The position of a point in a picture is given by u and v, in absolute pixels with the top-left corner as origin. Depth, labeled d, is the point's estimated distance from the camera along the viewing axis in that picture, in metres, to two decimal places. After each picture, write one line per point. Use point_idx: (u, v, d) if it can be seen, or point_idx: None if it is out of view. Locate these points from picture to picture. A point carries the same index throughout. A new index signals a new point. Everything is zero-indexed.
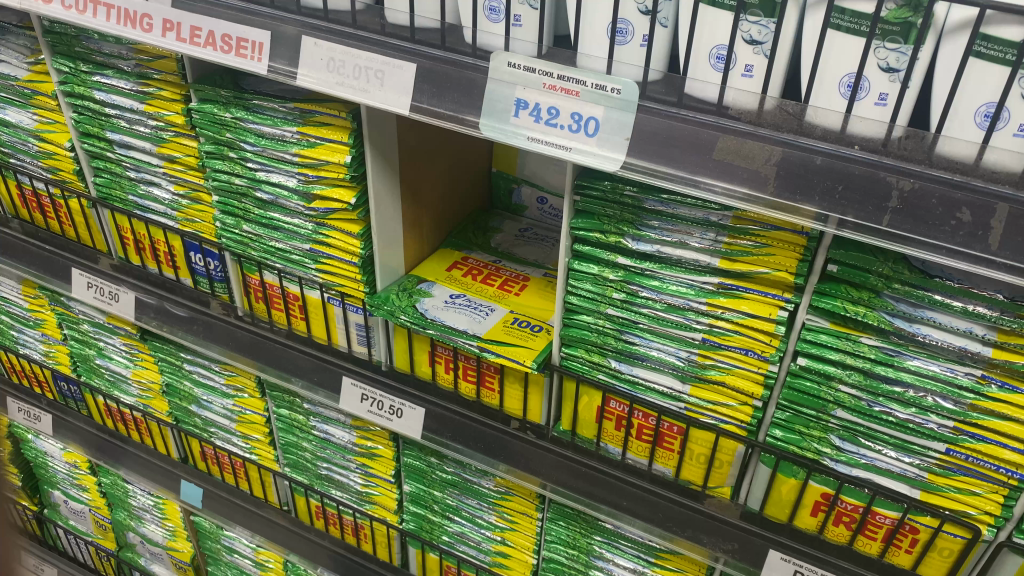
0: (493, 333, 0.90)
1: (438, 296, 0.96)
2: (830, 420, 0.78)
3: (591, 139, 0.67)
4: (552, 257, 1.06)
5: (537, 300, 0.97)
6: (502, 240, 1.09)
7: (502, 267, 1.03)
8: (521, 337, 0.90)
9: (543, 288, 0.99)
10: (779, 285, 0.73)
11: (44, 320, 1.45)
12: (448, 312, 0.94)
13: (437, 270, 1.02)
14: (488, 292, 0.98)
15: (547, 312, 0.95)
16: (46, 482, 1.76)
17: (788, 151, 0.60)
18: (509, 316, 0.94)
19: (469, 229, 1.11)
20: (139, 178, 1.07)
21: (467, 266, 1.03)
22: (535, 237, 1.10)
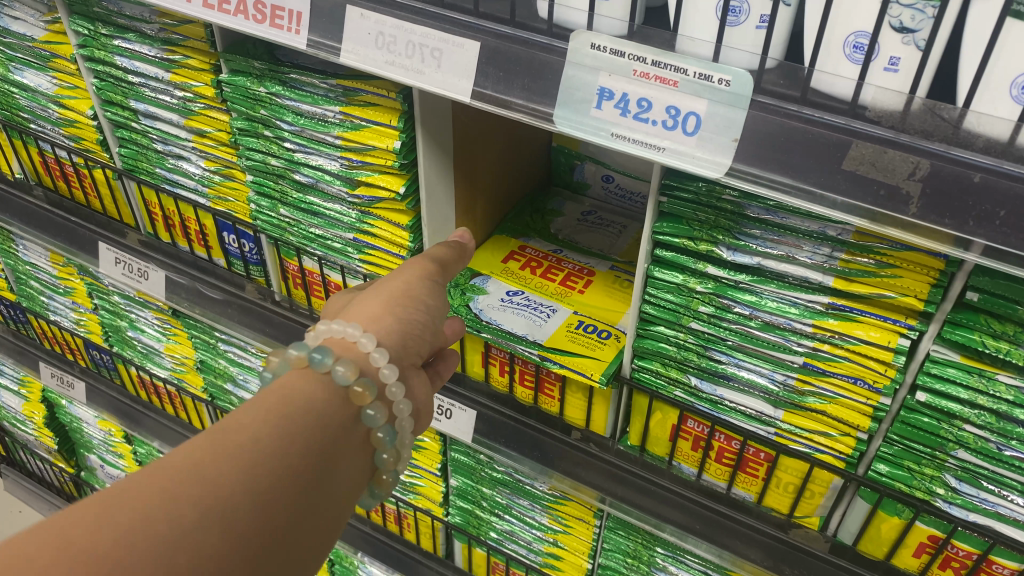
0: (555, 340, 0.81)
1: (495, 293, 0.87)
2: (947, 459, 0.68)
3: (689, 138, 0.56)
4: (619, 247, 0.95)
5: (605, 300, 0.86)
6: (564, 226, 0.99)
7: (565, 258, 0.93)
8: (589, 344, 0.80)
9: (611, 286, 0.88)
10: (901, 309, 0.63)
11: (74, 288, 1.39)
12: (505, 314, 0.84)
13: (491, 261, 0.92)
14: (549, 289, 0.88)
15: (618, 314, 0.84)
16: (81, 446, 1.73)
17: (937, 164, 0.49)
18: (573, 319, 0.84)
19: (526, 213, 1.00)
20: (166, 152, 0.98)
21: (526, 256, 0.93)
22: (597, 223, 1.00)
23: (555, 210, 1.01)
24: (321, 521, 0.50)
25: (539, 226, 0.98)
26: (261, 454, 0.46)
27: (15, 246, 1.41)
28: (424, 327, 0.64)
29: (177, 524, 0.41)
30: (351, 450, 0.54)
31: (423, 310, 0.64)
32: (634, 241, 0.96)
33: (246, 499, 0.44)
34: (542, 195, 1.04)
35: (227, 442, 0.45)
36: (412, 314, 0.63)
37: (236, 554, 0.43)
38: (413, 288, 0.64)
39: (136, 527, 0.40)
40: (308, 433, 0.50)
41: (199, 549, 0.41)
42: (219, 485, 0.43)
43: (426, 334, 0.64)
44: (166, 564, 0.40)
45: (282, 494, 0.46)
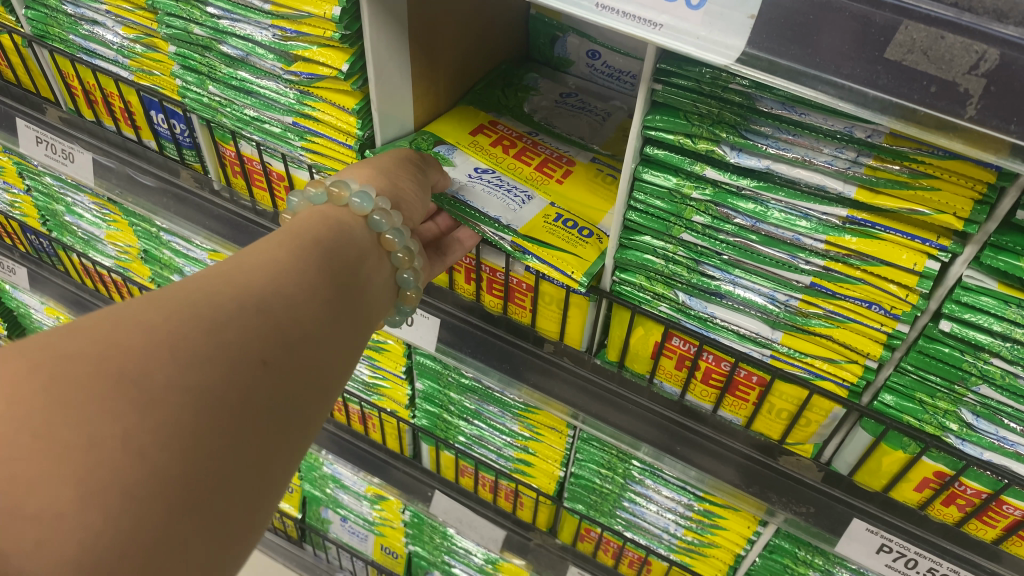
0: (531, 229, 0.70)
1: (459, 174, 0.76)
2: (966, 394, 0.60)
3: (694, 14, 0.45)
4: (598, 137, 0.83)
5: (586, 194, 0.75)
6: (539, 107, 0.87)
7: (539, 143, 0.81)
8: (569, 238, 0.69)
9: (593, 180, 0.77)
10: (933, 227, 0.53)
11: (4, 168, 1.26)
12: (476, 193, 0.73)
13: (457, 134, 0.80)
14: (522, 175, 0.76)
15: (600, 213, 0.73)
16: (33, 332, 1.65)
17: (1009, 54, 0.39)
18: (550, 210, 0.72)
19: (497, 87, 0.88)
20: (79, 15, 0.84)
21: (497, 135, 0.81)
22: (577, 106, 0.87)
23: (531, 87, 0.89)
24: (348, 327, 0.53)
25: (510, 104, 0.86)
26: (283, 265, 0.50)
27: None
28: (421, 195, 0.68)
29: (218, 309, 0.44)
30: (365, 277, 0.58)
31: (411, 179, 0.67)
32: (619, 134, 0.84)
33: (276, 296, 0.48)
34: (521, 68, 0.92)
35: (249, 259, 0.49)
36: (403, 178, 0.66)
37: (276, 335, 0.46)
38: (399, 160, 0.68)
39: (181, 309, 0.43)
40: (324, 254, 0.54)
41: (246, 328, 0.45)
42: (250, 285, 0.47)
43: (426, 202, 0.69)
44: (217, 335, 0.43)
45: (312, 295, 0.50)
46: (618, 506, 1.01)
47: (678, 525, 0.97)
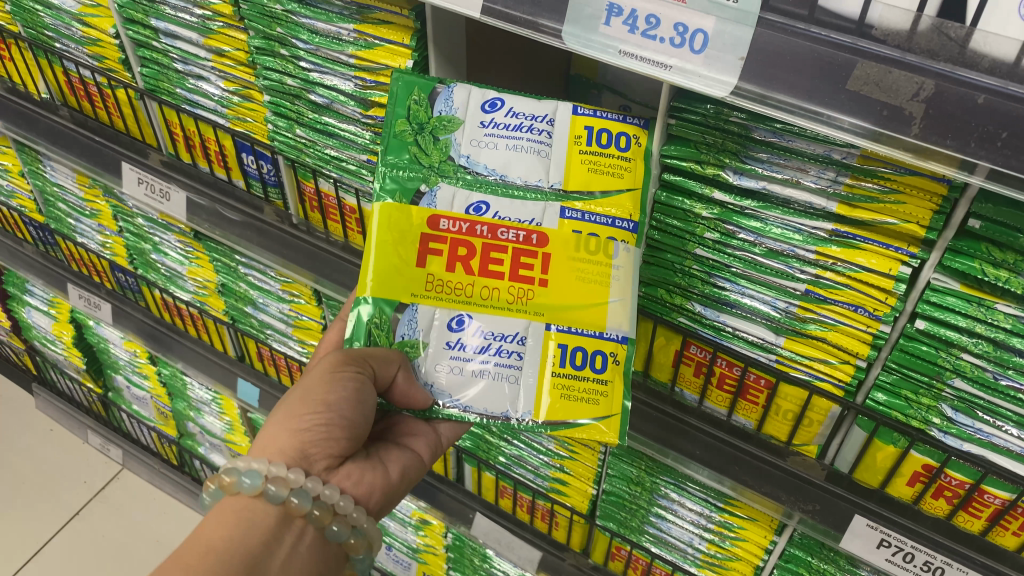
0: (547, 408, 0.70)
1: (436, 348, 0.71)
2: (944, 389, 0.68)
3: (696, 56, 0.57)
4: (557, 171, 0.70)
5: (574, 284, 0.70)
6: (468, 149, 0.71)
7: (498, 223, 0.70)
8: (590, 396, 0.70)
9: (576, 250, 0.70)
10: (903, 236, 0.63)
11: (100, 211, 1.41)
12: (473, 384, 0.71)
13: (408, 275, 0.70)
14: (498, 301, 0.70)
15: (603, 314, 0.70)
16: (109, 366, 1.80)
17: (942, 85, 0.50)
18: (551, 346, 0.71)
19: (412, 131, 0.71)
20: (187, 71, 0.99)
21: (445, 245, 0.70)
22: (513, 128, 0.71)
23: (445, 116, 0.71)
24: None
25: (435, 175, 0.71)
26: None
27: (43, 167, 1.44)
28: (339, 422, 0.69)
29: None
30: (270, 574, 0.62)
31: (322, 410, 0.68)
32: (572, 134, 0.71)
33: None
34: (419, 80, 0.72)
35: None
36: (310, 418, 0.68)
37: None
38: (309, 390, 0.69)
39: None
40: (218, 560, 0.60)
41: None
42: None
43: (356, 417, 0.70)
44: None
45: None
46: (646, 521, 1.10)
47: (701, 539, 1.05)
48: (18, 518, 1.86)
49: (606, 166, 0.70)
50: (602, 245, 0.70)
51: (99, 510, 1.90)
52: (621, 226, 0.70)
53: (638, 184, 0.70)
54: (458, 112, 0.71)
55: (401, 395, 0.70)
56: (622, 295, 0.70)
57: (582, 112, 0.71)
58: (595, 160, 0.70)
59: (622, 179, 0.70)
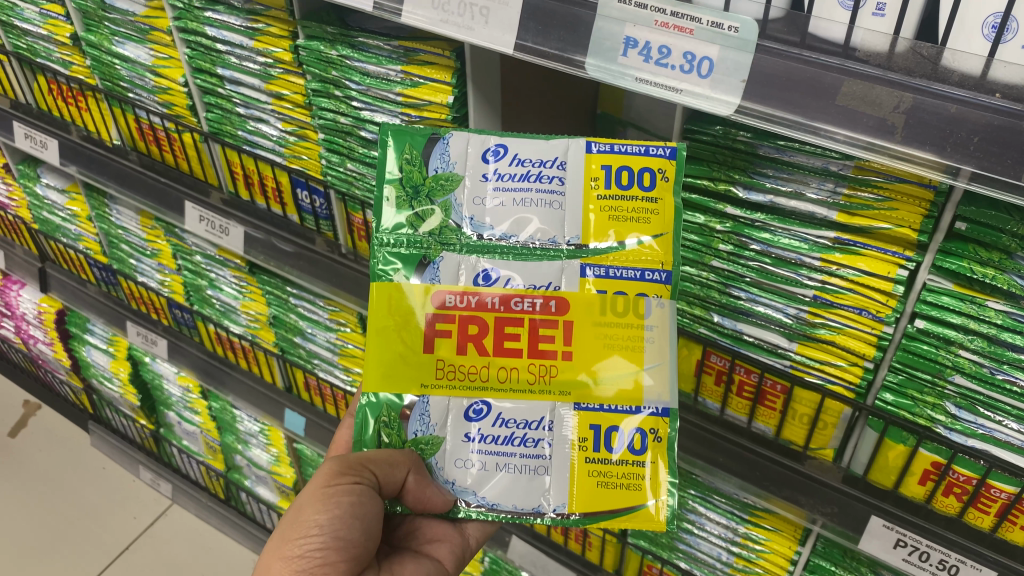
0: (583, 499, 0.72)
1: (454, 441, 0.73)
2: (946, 386, 0.73)
3: (703, 81, 0.63)
4: (571, 224, 0.71)
5: (602, 351, 0.71)
6: (471, 210, 0.72)
7: (512, 295, 0.71)
8: (627, 483, 0.71)
9: (603, 314, 0.70)
10: (900, 242, 0.69)
11: (161, 250, 1.51)
12: (498, 481, 0.72)
13: (416, 359, 0.72)
14: (518, 382, 0.71)
15: (641, 385, 0.71)
16: (162, 403, 1.89)
17: (918, 98, 0.56)
18: (584, 428, 0.72)
19: (414, 190, 0.72)
20: (248, 115, 1.09)
21: (454, 324, 0.71)
22: (520, 180, 0.72)
23: (442, 175, 0.72)
24: None
25: (436, 245, 0.72)
26: None
27: (109, 211, 1.55)
28: (335, 544, 0.70)
29: None
30: None
31: (317, 532, 0.69)
32: (588, 175, 0.71)
33: None
34: (410, 138, 0.73)
35: None
36: (305, 544, 0.69)
37: None
38: (302, 514, 0.70)
39: None
40: None
41: None
42: None
43: (352, 537, 0.71)
44: None
45: None
46: (676, 538, 1.14)
47: (729, 553, 1.09)
48: (76, 546, 1.94)
49: (631, 210, 0.71)
50: (631, 304, 0.70)
51: (150, 543, 1.97)
52: (654, 278, 0.70)
53: (668, 225, 0.70)
54: (457, 168, 0.72)
55: (414, 495, 0.71)
56: (659, 360, 0.70)
57: (597, 149, 0.72)
58: (616, 204, 0.71)
59: (652, 221, 0.70)
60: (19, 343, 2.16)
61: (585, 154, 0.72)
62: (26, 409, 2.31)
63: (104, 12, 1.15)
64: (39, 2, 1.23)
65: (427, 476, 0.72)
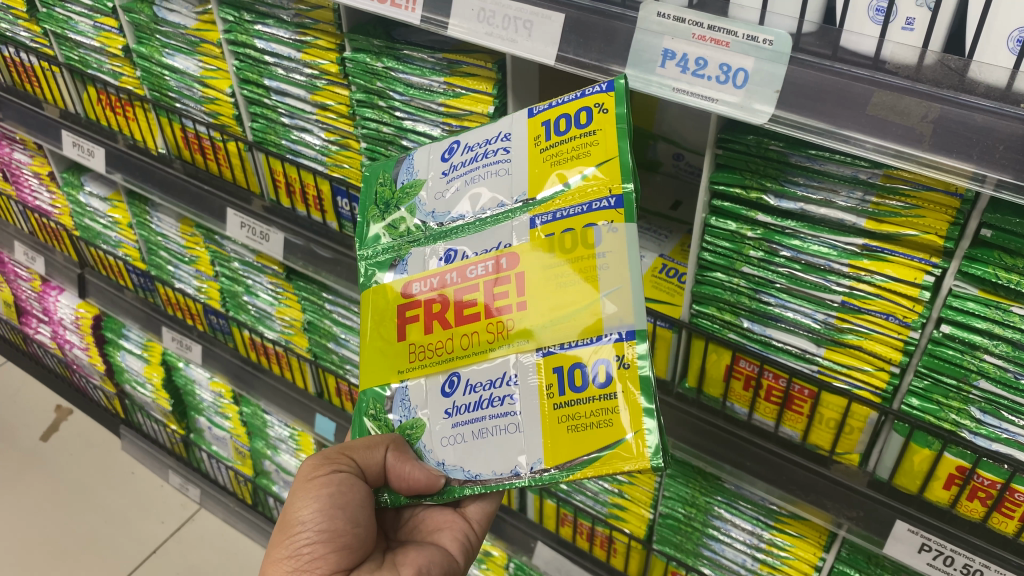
0: (558, 451, 0.69)
1: (436, 421, 0.76)
2: (971, 391, 0.75)
3: (739, 91, 0.66)
4: (518, 184, 0.74)
5: (555, 289, 0.70)
6: (433, 205, 0.79)
7: (467, 266, 0.75)
8: (597, 421, 0.67)
9: (551, 253, 0.71)
10: (927, 249, 0.72)
11: (199, 256, 1.56)
12: (478, 450, 0.73)
13: (393, 350, 0.78)
14: (476, 344, 0.73)
15: (599, 314, 0.68)
16: (193, 409, 1.93)
17: (946, 108, 0.59)
18: (547, 373, 0.70)
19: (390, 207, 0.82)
20: (292, 125, 1.13)
21: (421, 308, 0.77)
22: (470, 163, 0.78)
23: (407, 184, 0.81)
24: None
25: (407, 244, 0.79)
26: None
27: (150, 219, 1.60)
28: (319, 537, 0.77)
29: None
30: None
31: (303, 529, 0.77)
32: (531, 136, 0.75)
33: None
34: (387, 165, 0.84)
35: None
36: (294, 540, 0.77)
37: None
38: (294, 510, 0.79)
39: None
40: None
41: None
42: None
43: (338, 527, 0.77)
44: None
45: None
46: (702, 544, 1.15)
47: (754, 559, 1.11)
48: (107, 548, 1.98)
49: (572, 150, 0.72)
50: (580, 236, 0.69)
51: (177, 547, 2.00)
52: (604, 205, 0.69)
53: (612, 153, 0.70)
54: (420, 176, 0.81)
55: (396, 472, 0.75)
56: (615, 283, 0.68)
57: (537, 112, 0.75)
58: (557, 150, 0.73)
59: (592, 154, 0.71)
60: (55, 348, 2.21)
61: (527, 119, 0.76)
62: (58, 414, 2.36)
63: (156, 25, 1.20)
64: (92, 15, 1.28)
65: (411, 455, 0.76)
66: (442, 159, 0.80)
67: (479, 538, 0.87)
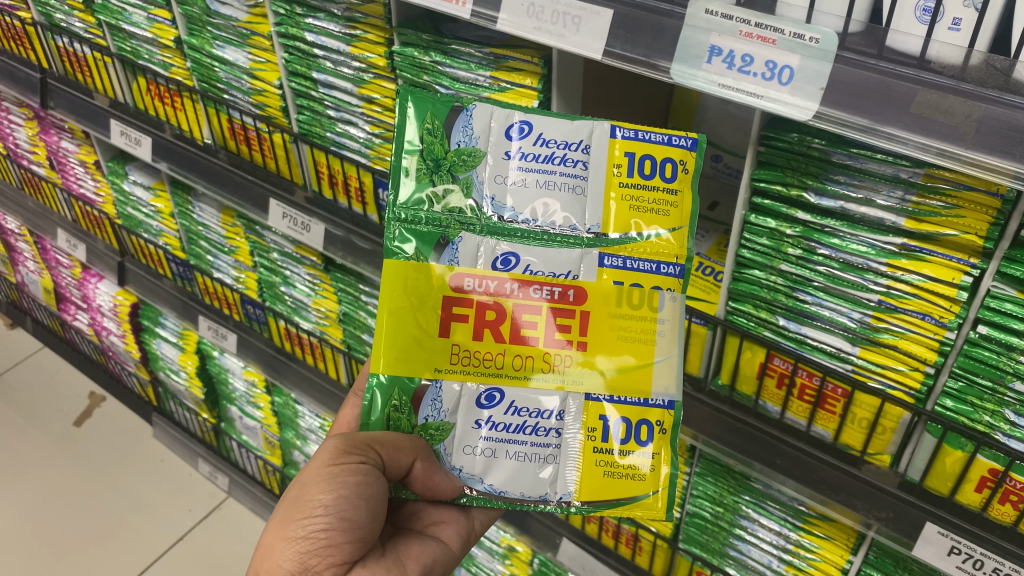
0: (589, 488, 0.78)
1: (464, 427, 0.77)
2: (1007, 393, 0.75)
3: (784, 88, 0.68)
4: (593, 212, 0.76)
5: (615, 341, 0.76)
6: (492, 189, 0.76)
7: (531, 283, 0.76)
8: (631, 473, 0.78)
9: (619, 306, 0.76)
10: (965, 249, 0.73)
11: (238, 246, 1.59)
12: (504, 472, 0.78)
13: (434, 345, 0.76)
14: (531, 369, 0.76)
15: (650, 377, 0.77)
16: (225, 398, 1.97)
17: (990, 107, 0.60)
18: (593, 419, 0.78)
19: (437, 167, 0.76)
20: (338, 117, 1.16)
21: (472, 310, 0.76)
22: (544, 161, 0.76)
23: (464, 150, 0.76)
24: None
25: (456, 225, 0.75)
26: None
27: (192, 209, 1.64)
28: (339, 525, 0.72)
29: None
30: None
31: (321, 513, 0.72)
32: (612, 163, 0.76)
33: None
34: (432, 106, 0.76)
35: None
36: (309, 524, 0.71)
37: None
38: (306, 490, 0.72)
39: None
40: None
41: None
42: None
43: (358, 518, 0.73)
44: None
45: None
46: (727, 543, 1.16)
47: (779, 561, 1.11)
48: (132, 537, 2.01)
49: (651, 200, 0.76)
50: (645, 299, 0.76)
51: (203, 535, 2.02)
52: (668, 272, 0.76)
53: (684, 219, 0.76)
54: (478, 144, 0.76)
55: (422, 481, 0.77)
56: (668, 353, 0.77)
57: (622, 135, 0.76)
58: (637, 193, 0.76)
59: (671, 215, 0.76)
60: (91, 335, 2.26)
61: (609, 139, 0.76)
62: (91, 400, 2.40)
63: (208, 17, 1.23)
64: (147, 7, 1.32)
65: (436, 464, 0.78)
66: (506, 135, 0.76)
67: (476, 536, 0.90)
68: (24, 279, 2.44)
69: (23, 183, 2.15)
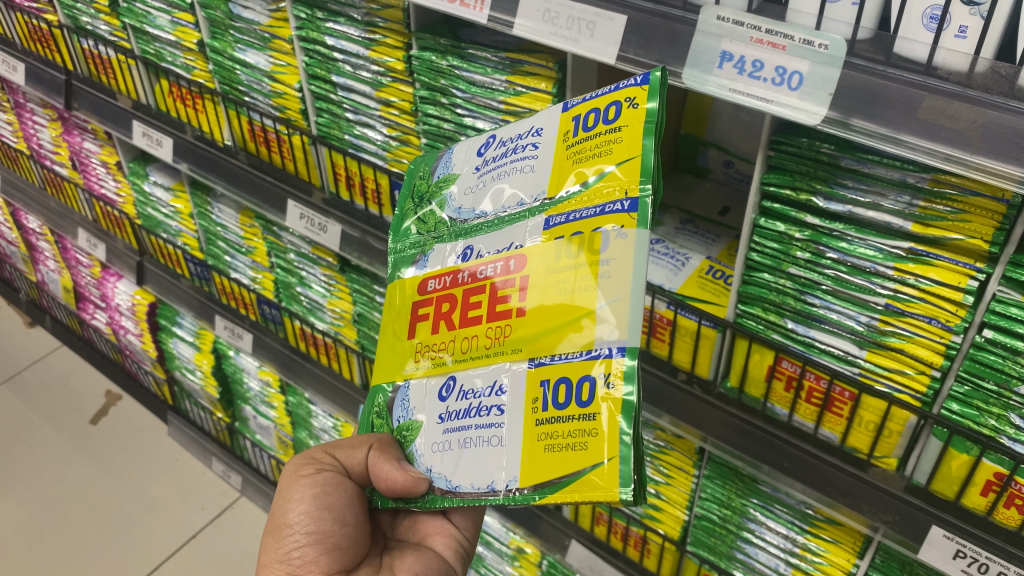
0: (533, 467, 0.67)
1: (430, 423, 0.76)
2: (1012, 397, 0.75)
3: (794, 93, 0.69)
4: (540, 182, 0.74)
5: (551, 295, 0.68)
6: (460, 200, 0.81)
7: (480, 265, 0.75)
8: (575, 442, 0.65)
9: (557, 259, 0.69)
10: (971, 253, 0.74)
11: (255, 247, 1.62)
12: (462, 465, 0.72)
13: (405, 346, 0.80)
14: (475, 348, 0.73)
15: (591, 326, 0.65)
16: (239, 397, 1.99)
17: (996, 113, 0.61)
18: (534, 386, 0.68)
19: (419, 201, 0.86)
20: (356, 120, 1.18)
21: (433, 305, 0.78)
22: (501, 159, 0.79)
23: (442, 179, 0.84)
24: None
25: (432, 240, 0.82)
26: None
27: (211, 209, 1.66)
28: (311, 537, 0.82)
29: None
30: None
31: (297, 530, 0.83)
32: (562, 130, 0.74)
33: None
34: (425, 161, 0.89)
35: None
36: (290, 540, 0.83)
37: None
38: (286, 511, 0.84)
39: None
40: None
41: None
42: None
43: (326, 527, 0.82)
44: None
45: None
46: (734, 547, 1.17)
47: (786, 564, 1.12)
48: (145, 534, 2.03)
49: (597, 146, 0.71)
50: (584, 242, 0.67)
51: (216, 534, 2.04)
52: (615, 209, 0.67)
53: (632, 152, 0.68)
54: (452, 170, 0.84)
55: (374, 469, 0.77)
56: (614, 295, 0.65)
57: (571, 106, 0.75)
58: (582, 146, 0.72)
59: (613, 153, 0.69)
60: (109, 333, 2.29)
61: (560, 113, 0.76)
62: (107, 399, 2.43)
63: (230, 20, 1.26)
64: (171, 11, 1.34)
65: (395, 454, 0.77)
66: (477, 153, 0.82)
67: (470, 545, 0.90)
68: (44, 278, 2.47)
69: (46, 183, 2.18)
